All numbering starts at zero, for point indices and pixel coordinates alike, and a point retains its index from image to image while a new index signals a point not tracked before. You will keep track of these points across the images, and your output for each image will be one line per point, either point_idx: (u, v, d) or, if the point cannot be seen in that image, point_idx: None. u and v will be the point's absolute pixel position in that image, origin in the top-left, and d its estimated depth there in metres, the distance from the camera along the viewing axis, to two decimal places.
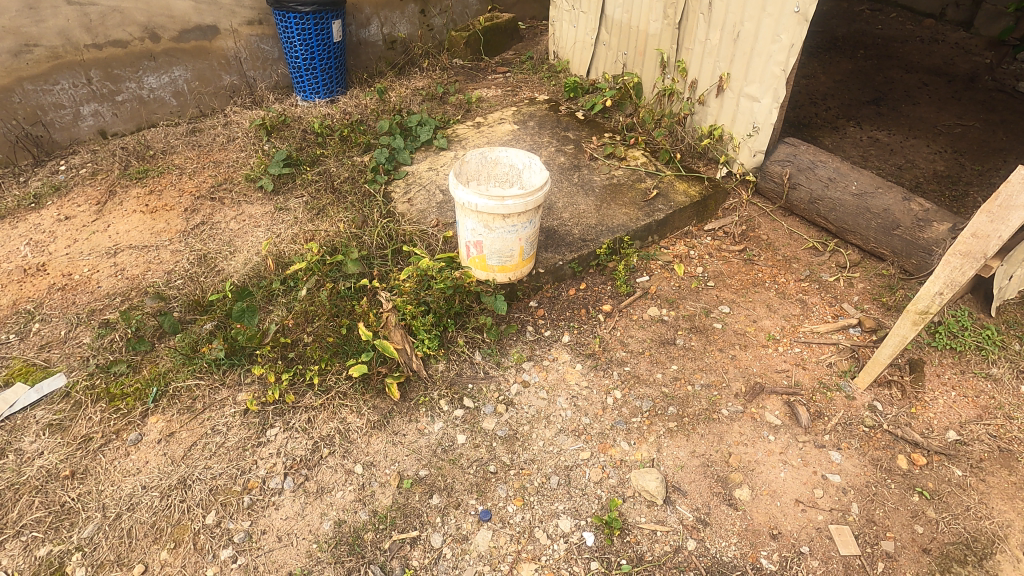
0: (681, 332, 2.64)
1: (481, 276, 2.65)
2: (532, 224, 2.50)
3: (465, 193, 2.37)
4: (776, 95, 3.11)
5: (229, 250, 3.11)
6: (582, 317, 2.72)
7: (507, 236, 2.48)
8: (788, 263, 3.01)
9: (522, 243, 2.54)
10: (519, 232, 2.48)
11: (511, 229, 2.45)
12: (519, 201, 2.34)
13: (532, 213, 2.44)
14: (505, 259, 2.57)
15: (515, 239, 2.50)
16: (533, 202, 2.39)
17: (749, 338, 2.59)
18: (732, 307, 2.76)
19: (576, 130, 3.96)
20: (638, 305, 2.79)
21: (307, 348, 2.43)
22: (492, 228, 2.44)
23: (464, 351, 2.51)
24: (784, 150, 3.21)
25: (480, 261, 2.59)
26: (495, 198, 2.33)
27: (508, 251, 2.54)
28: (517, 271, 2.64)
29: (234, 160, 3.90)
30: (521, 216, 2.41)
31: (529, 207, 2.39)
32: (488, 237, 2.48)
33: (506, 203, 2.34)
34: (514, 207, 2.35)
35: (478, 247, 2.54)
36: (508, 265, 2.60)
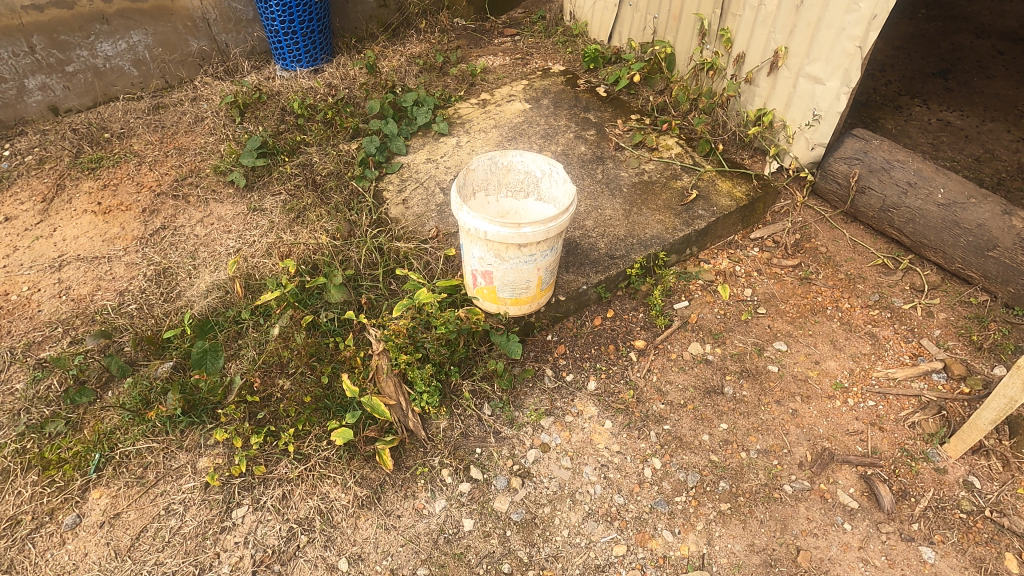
0: (729, 377, 2.20)
1: (490, 308, 2.19)
2: (554, 251, 2.04)
3: (471, 216, 1.89)
4: (847, 78, 2.56)
5: (193, 264, 2.65)
6: (610, 357, 2.28)
7: (524, 267, 2.01)
8: (852, 284, 2.54)
9: (542, 272, 2.07)
10: (539, 262, 2.02)
11: (530, 258, 1.98)
12: (539, 227, 1.87)
13: (555, 240, 1.97)
14: (519, 291, 2.11)
15: (533, 269, 2.04)
16: (556, 228, 1.91)
17: (811, 387, 2.16)
18: (789, 343, 2.31)
19: (598, 111, 3.40)
20: (676, 340, 2.34)
21: (281, 403, 2.02)
22: (505, 258, 1.97)
23: (470, 405, 2.08)
24: (851, 144, 2.68)
25: (489, 294, 2.14)
26: (510, 224, 1.85)
27: (524, 282, 2.08)
28: (533, 303, 2.19)
29: (202, 147, 3.37)
30: (542, 244, 1.94)
31: (550, 234, 1.91)
32: (500, 267, 2.01)
33: (524, 230, 1.86)
34: (533, 235, 1.87)
35: (486, 277, 2.07)
36: (524, 298, 2.14)
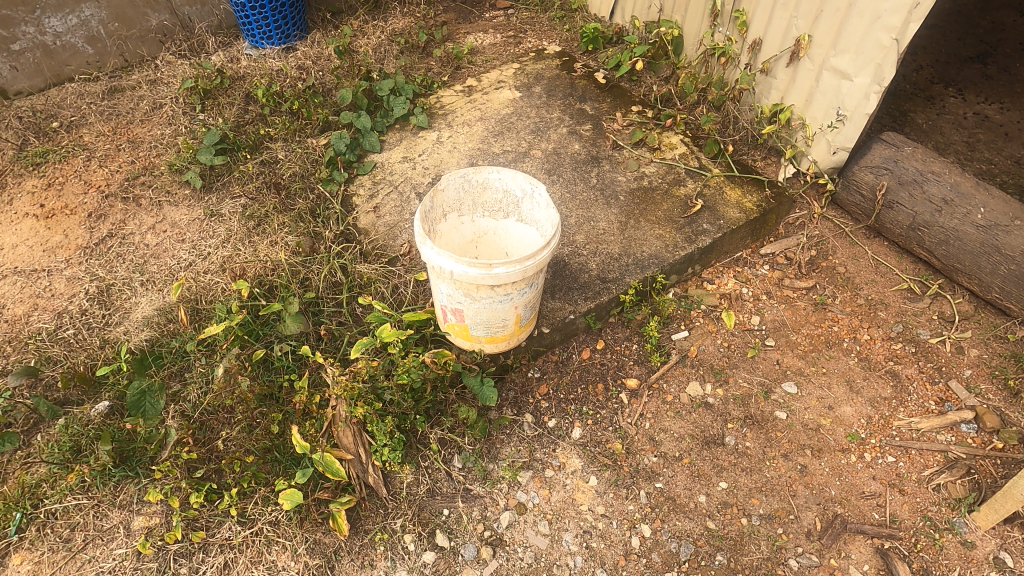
0: (731, 425, 1.96)
1: (463, 345, 1.94)
2: (535, 287, 1.77)
3: (434, 253, 1.61)
4: (879, 75, 2.22)
5: (140, 281, 2.39)
6: (598, 398, 2.04)
7: (498, 307, 1.74)
8: (873, 311, 2.27)
9: (520, 310, 1.81)
10: (516, 301, 1.75)
11: (505, 298, 1.71)
12: (513, 267, 1.59)
13: (534, 277, 1.69)
14: (495, 330, 1.85)
15: (511, 308, 1.77)
16: (535, 265, 1.63)
17: (823, 438, 1.92)
18: (800, 383, 2.06)
19: (595, 102, 3.06)
20: (673, 378, 2.09)
21: (225, 457, 1.80)
22: (476, 298, 1.70)
23: (439, 457, 1.86)
24: (879, 151, 2.36)
25: (461, 331, 1.88)
26: (480, 264, 1.58)
27: (500, 321, 1.81)
28: (512, 340, 1.93)
29: (159, 140, 3.06)
30: (519, 283, 1.67)
31: (528, 273, 1.64)
32: (471, 307, 1.74)
33: (496, 270, 1.59)
34: (506, 276, 1.60)
35: (457, 315, 1.81)
36: (501, 336, 1.88)
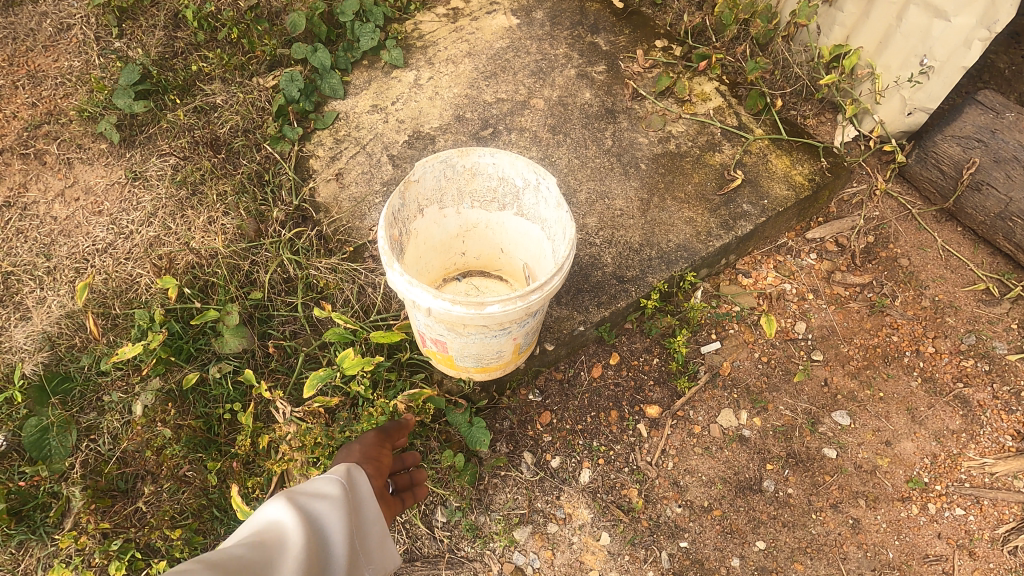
0: (770, 466, 1.63)
1: (449, 372, 1.56)
2: (540, 315, 1.35)
3: (405, 283, 1.19)
4: (990, 16, 1.71)
5: (47, 272, 1.92)
6: (611, 430, 1.68)
7: (493, 341, 1.34)
8: (940, 317, 1.89)
9: (521, 340, 1.40)
10: (516, 333, 1.34)
11: (501, 332, 1.30)
12: (512, 304, 1.17)
13: (539, 307, 1.28)
14: (488, 361, 1.45)
15: (510, 340, 1.36)
16: (542, 298, 1.21)
17: (879, 484, 1.61)
18: (853, 413, 1.72)
19: (611, 33, 2.46)
20: (701, 404, 1.72)
21: (150, 518, 1.44)
22: (463, 334, 1.29)
23: (418, 512, 1.53)
24: (972, 115, 1.86)
25: (446, 361, 1.48)
26: (467, 300, 1.16)
27: (495, 354, 1.41)
28: (508, 367, 1.54)
29: (65, 74, 2.35)
30: (519, 318, 1.25)
31: (532, 307, 1.22)
32: (457, 341, 1.33)
33: (490, 308, 1.17)
34: (503, 313, 1.18)
35: (439, 345, 1.41)
36: (496, 367, 1.49)
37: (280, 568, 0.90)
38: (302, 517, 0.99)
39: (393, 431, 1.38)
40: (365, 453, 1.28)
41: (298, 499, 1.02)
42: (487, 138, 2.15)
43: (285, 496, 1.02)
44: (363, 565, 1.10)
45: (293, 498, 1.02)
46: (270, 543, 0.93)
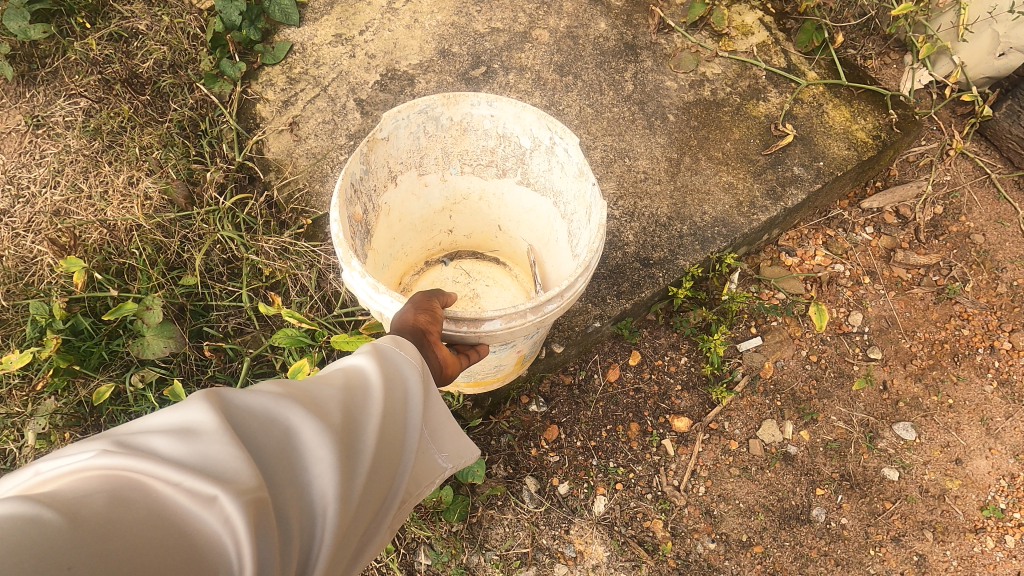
0: (820, 491, 1.36)
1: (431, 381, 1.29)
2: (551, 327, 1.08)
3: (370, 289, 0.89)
4: None
5: None
6: (631, 448, 1.38)
7: (490, 361, 1.07)
8: (1018, 306, 1.58)
9: (524, 356, 1.14)
10: (522, 350, 1.07)
11: (502, 352, 1.03)
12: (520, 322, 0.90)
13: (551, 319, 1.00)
14: (481, 375, 1.16)
15: (512, 359, 1.10)
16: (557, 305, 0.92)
17: (949, 514, 1.35)
18: (918, 425, 1.44)
19: None
20: (738, 414, 1.43)
21: None
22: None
23: (397, 558, 1.24)
24: None
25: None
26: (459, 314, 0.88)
27: (490, 372, 1.15)
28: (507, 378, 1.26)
29: None
30: (525, 336, 0.98)
31: (547, 316, 0.93)
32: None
33: (489, 325, 0.89)
34: (507, 332, 0.91)
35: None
36: (489, 382, 1.23)
37: (367, 428, 0.65)
38: (387, 375, 0.72)
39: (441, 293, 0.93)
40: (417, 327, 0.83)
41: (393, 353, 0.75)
42: (478, 80, 1.73)
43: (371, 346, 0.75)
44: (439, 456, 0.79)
45: (388, 349, 0.75)
46: (360, 383, 0.69)
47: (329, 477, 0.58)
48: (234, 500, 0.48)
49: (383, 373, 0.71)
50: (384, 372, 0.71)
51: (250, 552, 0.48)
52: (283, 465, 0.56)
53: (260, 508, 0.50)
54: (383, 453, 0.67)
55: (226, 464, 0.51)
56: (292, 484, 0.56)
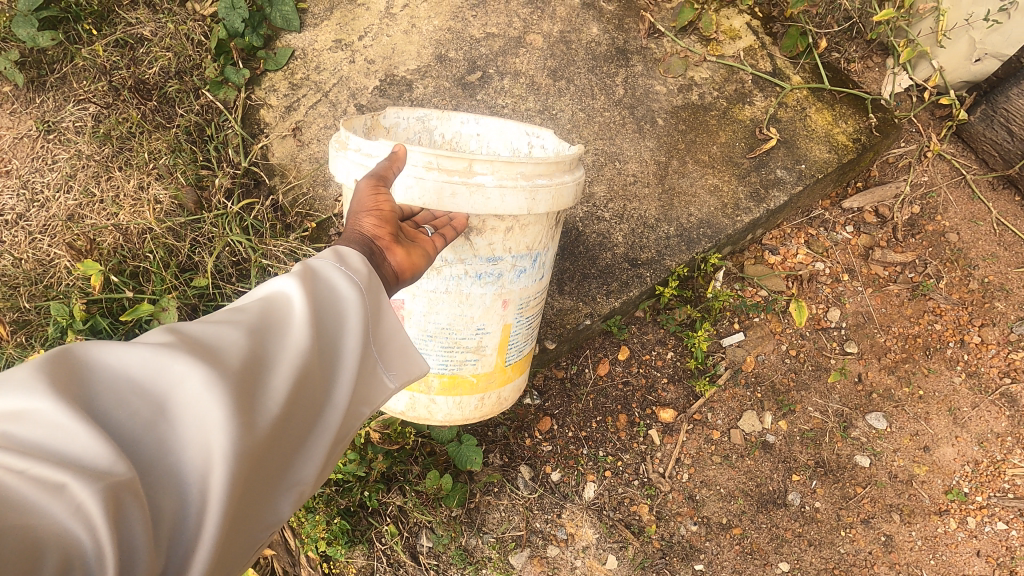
0: (796, 477, 1.45)
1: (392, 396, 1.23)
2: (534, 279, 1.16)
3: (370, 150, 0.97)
4: None
5: None
6: (619, 438, 1.47)
7: (472, 297, 1.09)
8: (988, 301, 1.66)
9: (505, 325, 1.16)
10: (506, 289, 1.10)
11: (488, 274, 1.07)
12: (517, 187, 0.98)
13: (537, 238, 1.08)
14: (463, 364, 1.17)
15: (494, 306, 1.12)
16: (546, 187, 1.01)
17: (916, 498, 1.44)
18: (890, 415, 1.53)
19: None
20: (721, 405, 1.52)
21: None
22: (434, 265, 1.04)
23: (399, 540, 1.33)
24: None
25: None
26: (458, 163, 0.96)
27: (467, 338, 1.14)
28: (490, 389, 1.24)
29: None
30: (512, 240, 1.05)
31: (536, 199, 1.00)
32: (420, 289, 1.08)
33: (479, 179, 0.96)
34: (499, 203, 0.98)
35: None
36: (462, 377, 1.19)
37: (266, 381, 0.66)
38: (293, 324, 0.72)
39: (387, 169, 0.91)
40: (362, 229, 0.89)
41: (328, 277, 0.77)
42: (474, 85, 1.80)
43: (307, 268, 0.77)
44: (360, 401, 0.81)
45: (316, 275, 0.76)
46: (259, 336, 0.69)
47: (218, 435, 0.58)
48: (89, 483, 0.48)
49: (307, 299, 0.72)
50: (311, 297, 0.72)
51: (109, 533, 0.47)
52: (160, 432, 0.56)
53: (124, 484, 0.50)
54: (287, 400, 0.67)
55: (83, 447, 0.50)
56: (170, 444, 0.56)
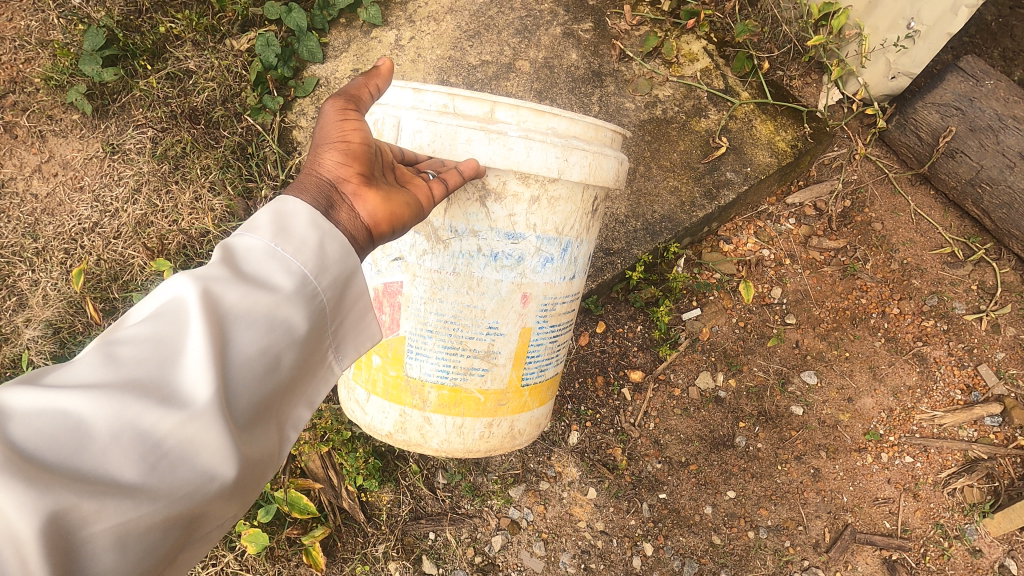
0: (742, 424, 1.78)
1: (395, 412, 1.34)
2: (556, 282, 1.25)
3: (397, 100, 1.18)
4: None
5: (54, 258, 2.00)
6: (598, 395, 1.80)
7: (488, 285, 1.20)
8: (906, 279, 1.97)
9: (517, 333, 1.25)
10: (525, 283, 1.21)
11: (506, 257, 1.18)
12: (544, 144, 1.13)
13: (565, 220, 1.20)
14: (464, 375, 1.26)
15: (509, 305, 1.22)
16: (577, 153, 1.16)
17: (840, 437, 1.78)
18: (820, 372, 1.86)
19: None
20: (681, 367, 1.85)
21: None
22: (450, 241, 1.17)
23: (421, 479, 1.65)
24: (953, 83, 1.88)
25: (391, 368, 1.29)
26: (483, 110, 1.15)
27: (475, 342, 1.24)
28: (487, 413, 1.32)
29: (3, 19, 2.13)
30: (537, 214, 1.17)
31: (564, 158, 1.14)
32: (427, 270, 1.19)
33: (502, 116, 1.15)
34: (524, 156, 1.12)
35: (394, 302, 1.24)
36: (465, 392, 1.28)
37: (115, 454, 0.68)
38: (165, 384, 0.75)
39: (359, 94, 1.07)
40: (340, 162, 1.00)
41: (243, 281, 0.83)
42: None
43: (230, 262, 0.85)
44: (256, 440, 0.83)
45: (224, 282, 0.82)
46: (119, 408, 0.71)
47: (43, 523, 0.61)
48: None
49: (198, 319, 0.77)
50: (203, 318, 0.77)
51: None
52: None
53: None
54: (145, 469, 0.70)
55: None
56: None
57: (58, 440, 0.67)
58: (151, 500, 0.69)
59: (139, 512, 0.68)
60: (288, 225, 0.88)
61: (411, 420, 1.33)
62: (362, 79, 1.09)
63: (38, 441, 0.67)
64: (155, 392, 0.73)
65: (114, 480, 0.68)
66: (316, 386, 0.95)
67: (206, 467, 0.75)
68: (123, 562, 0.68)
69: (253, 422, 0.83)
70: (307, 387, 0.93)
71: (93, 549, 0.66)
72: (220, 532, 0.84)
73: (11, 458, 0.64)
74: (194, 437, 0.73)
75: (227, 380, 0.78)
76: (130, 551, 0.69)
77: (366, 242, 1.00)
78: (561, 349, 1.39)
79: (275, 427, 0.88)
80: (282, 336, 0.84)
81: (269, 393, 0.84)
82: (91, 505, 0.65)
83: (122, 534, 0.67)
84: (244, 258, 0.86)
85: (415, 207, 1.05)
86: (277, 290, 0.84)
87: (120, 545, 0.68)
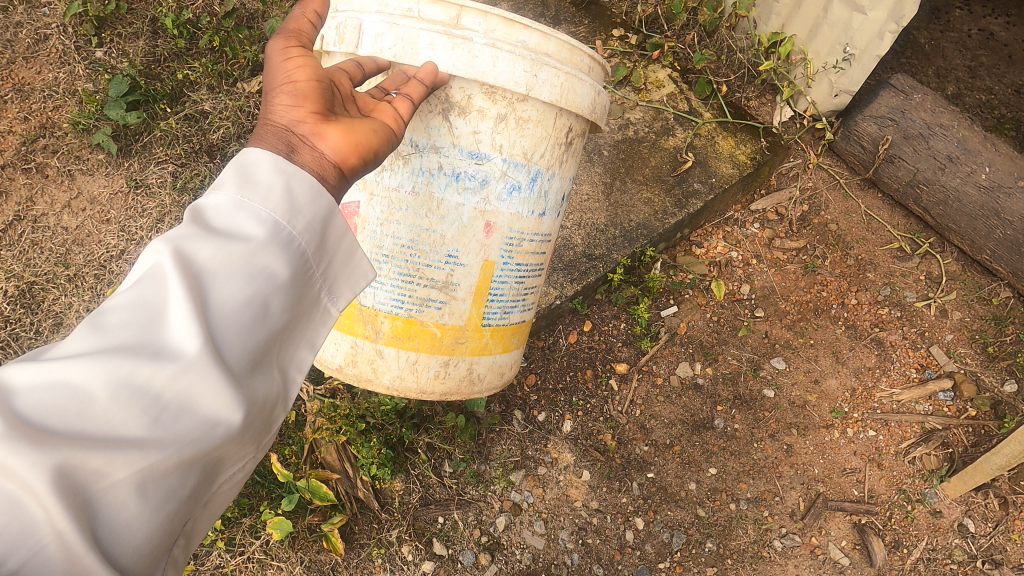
0: (720, 407, 1.97)
1: (348, 343, 1.45)
2: (523, 214, 1.35)
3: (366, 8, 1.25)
4: (897, 12, 2.00)
5: (86, 285, 2.18)
6: (587, 387, 1.98)
7: (449, 209, 1.30)
8: (861, 273, 2.17)
9: (478, 266, 1.35)
10: (488, 211, 1.31)
11: (470, 178, 1.28)
12: (511, 56, 1.22)
13: (535, 146, 1.31)
14: (420, 307, 1.36)
15: (470, 233, 1.32)
16: (545, 67, 1.25)
17: (808, 416, 1.97)
18: (788, 358, 2.04)
19: (572, 23, 2.53)
20: (663, 359, 2.04)
21: None
22: (412, 157, 1.28)
23: (428, 465, 1.81)
24: (887, 98, 2.12)
25: None
26: (448, 15, 1.22)
27: (433, 271, 1.33)
28: (439, 350, 1.41)
29: (33, 72, 2.33)
30: (503, 137, 1.27)
31: (530, 68, 1.23)
32: (390, 190, 1.30)
33: (468, 21, 1.23)
34: (490, 66, 1.21)
35: (352, 223, 1.35)
36: (420, 325, 1.38)
37: (121, 408, 0.72)
38: (159, 342, 0.78)
39: (299, 27, 1.12)
40: (295, 90, 1.05)
41: (213, 236, 0.86)
42: None
43: (198, 220, 0.88)
44: (256, 386, 0.87)
45: (196, 241, 0.85)
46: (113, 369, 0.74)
47: (55, 482, 0.65)
48: None
49: (175, 276, 0.80)
50: (180, 276, 0.80)
51: None
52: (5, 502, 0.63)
53: None
54: (148, 421, 0.73)
55: None
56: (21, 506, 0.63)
57: (61, 407, 0.70)
58: (160, 450, 0.73)
59: (150, 460, 0.72)
60: (251, 176, 0.92)
61: (363, 354, 1.44)
62: (299, 8, 1.13)
63: (41, 412, 0.69)
64: (145, 350, 0.76)
65: (121, 435, 0.71)
66: (314, 329, 0.99)
67: (210, 414, 0.79)
68: (146, 510, 0.73)
69: (251, 369, 0.86)
70: (303, 330, 0.97)
71: (114, 500, 0.69)
72: (240, 476, 0.90)
73: (18, 427, 0.67)
74: (193, 387, 0.77)
75: (214, 331, 0.82)
76: (150, 499, 0.73)
77: (338, 178, 1.04)
78: (525, 295, 1.48)
79: (276, 371, 0.92)
80: (264, 283, 0.87)
81: (261, 341, 0.88)
82: (100, 458, 0.68)
83: (139, 481, 0.71)
84: (212, 215, 0.89)
85: (383, 132, 1.10)
86: (250, 239, 0.87)
87: (141, 492, 0.72)
